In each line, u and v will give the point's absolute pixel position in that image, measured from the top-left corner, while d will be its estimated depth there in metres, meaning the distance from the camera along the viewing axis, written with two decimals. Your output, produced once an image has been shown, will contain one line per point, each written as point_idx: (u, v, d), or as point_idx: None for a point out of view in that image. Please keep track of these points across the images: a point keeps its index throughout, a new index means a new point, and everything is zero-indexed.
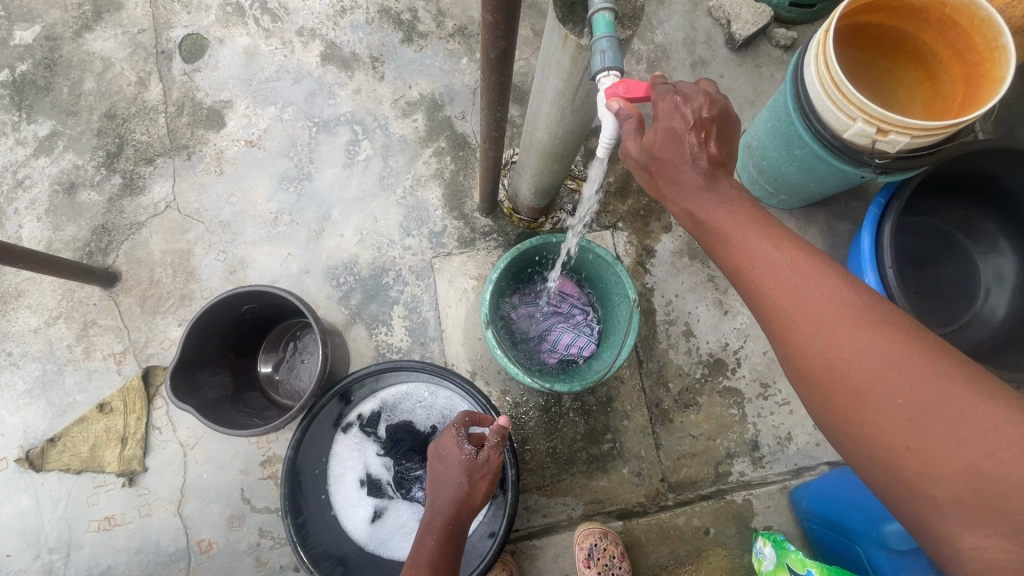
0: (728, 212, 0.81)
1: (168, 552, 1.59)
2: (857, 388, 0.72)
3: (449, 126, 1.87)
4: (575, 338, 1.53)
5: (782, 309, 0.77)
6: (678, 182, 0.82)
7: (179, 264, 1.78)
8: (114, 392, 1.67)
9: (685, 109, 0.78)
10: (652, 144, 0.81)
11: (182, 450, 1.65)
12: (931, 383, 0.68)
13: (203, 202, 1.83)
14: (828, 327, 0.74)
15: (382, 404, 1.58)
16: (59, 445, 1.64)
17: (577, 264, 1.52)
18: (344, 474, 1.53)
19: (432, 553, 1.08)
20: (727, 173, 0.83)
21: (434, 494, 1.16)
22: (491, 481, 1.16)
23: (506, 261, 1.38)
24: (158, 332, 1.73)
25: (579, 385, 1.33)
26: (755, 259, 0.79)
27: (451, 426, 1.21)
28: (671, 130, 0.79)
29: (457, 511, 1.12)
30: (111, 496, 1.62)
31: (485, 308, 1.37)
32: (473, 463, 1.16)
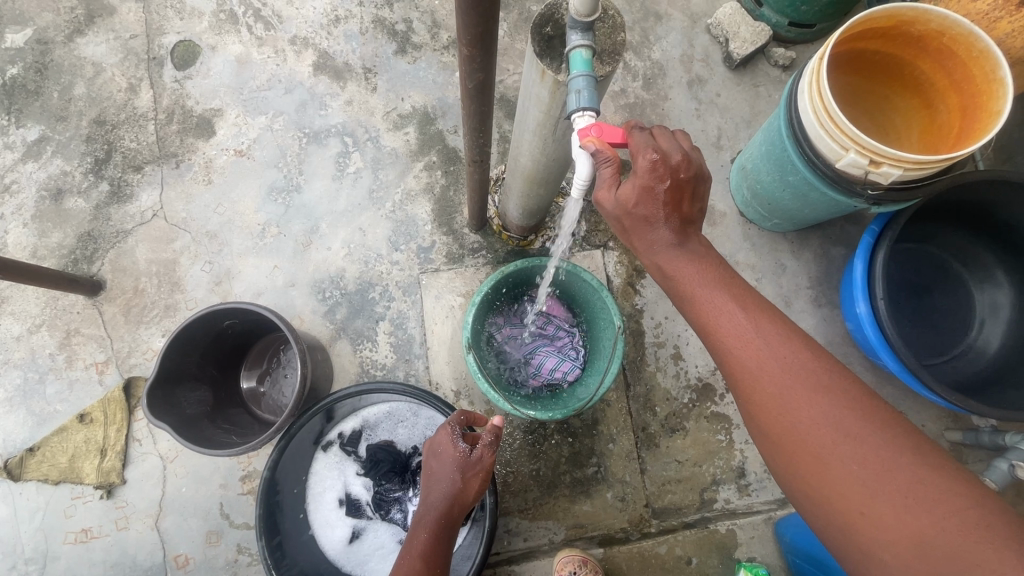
0: (696, 268, 0.85)
1: (144, 566, 1.57)
2: (814, 450, 0.74)
3: (441, 139, 1.85)
4: (559, 362, 1.50)
5: (745, 368, 0.80)
6: (651, 237, 0.87)
7: (166, 274, 1.77)
8: (95, 402, 1.66)
9: (662, 170, 0.82)
10: (628, 199, 0.84)
11: (162, 463, 1.64)
12: (880, 449, 0.71)
13: (191, 211, 1.82)
14: (789, 388, 0.77)
15: (364, 423, 1.56)
16: (37, 455, 1.62)
17: (564, 286, 1.50)
18: (323, 493, 1.51)
19: (424, 548, 1.06)
20: (696, 231, 0.89)
21: (428, 490, 1.14)
22: (484, 478, 1.14)
23: (490, 285, 1.36)
24: (142, 342, 1.72)
25: (561, 412, 1.30)
26: (721, 319, 0.83)
27: (446, 424, 1.17)
28: (648, 189, 0.83)
29: (450, 506, 1.10)
30: (88, 508, 1.60)
31: (467, 331, 1.35)
32: (467, 460, 1.13)
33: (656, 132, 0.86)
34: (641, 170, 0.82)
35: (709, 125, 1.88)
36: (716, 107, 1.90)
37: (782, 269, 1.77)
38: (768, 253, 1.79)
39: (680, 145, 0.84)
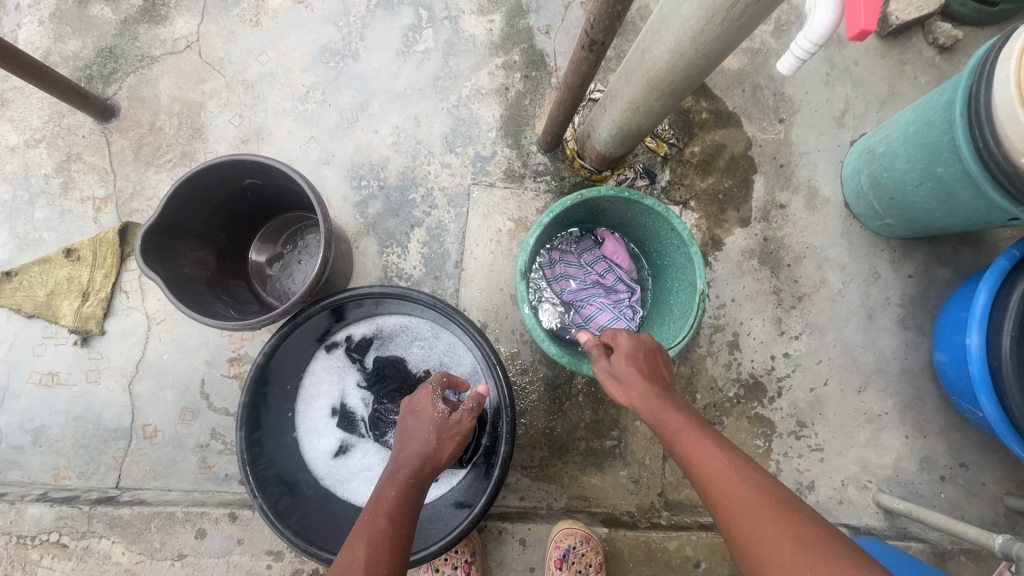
0: (656, 396, 0.89)
1: (109, 428, 1.43)
2: (785, 572, 0.68)
3: (528, 37, 1.59)
4: (613, 318, 1.30)
5: (712, 489, 0.77)
6: (621, 371, 0.94)
7: (188, 118, 1.55)
8: (86, 240, 1.48)
9: (648, 348, 0.99)
10: (613, 368, 0.96)
11: (147, 323, 1.47)
12: (844, 570, 0.65)
13: (230, 53, 1.58)
14: (741, 501, 0.74)
15: (378, 332, 1.38)
16: (13, 280, 1.46)
17: (641, 230, 1.28)
18: (317, 396, 1.35)
19: (392, 504, 0.90)
20: (660, 375, 0.94)
21: (398, 448, 1.01)
22: (458, 448, 1.02)
23: (561, 207, 1.15)
24: (148, 187, 1.52)
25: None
26: (694, 446, 0.81)
27: (428, 383, 1.08)
28: (624, 362, 0.95)
29: (423, 465, 0.96)
30: (60, 352, 1.45)
31: (523, 256, 1.15)
32: (445, 422, 1.02)
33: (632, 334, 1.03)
34: (626, 343, 0.98)
35: (836, 96, 1.61)
36: (850, 77, 1.62)
37: (874, 278, 1.55)
38: (864, 256, 1.56)
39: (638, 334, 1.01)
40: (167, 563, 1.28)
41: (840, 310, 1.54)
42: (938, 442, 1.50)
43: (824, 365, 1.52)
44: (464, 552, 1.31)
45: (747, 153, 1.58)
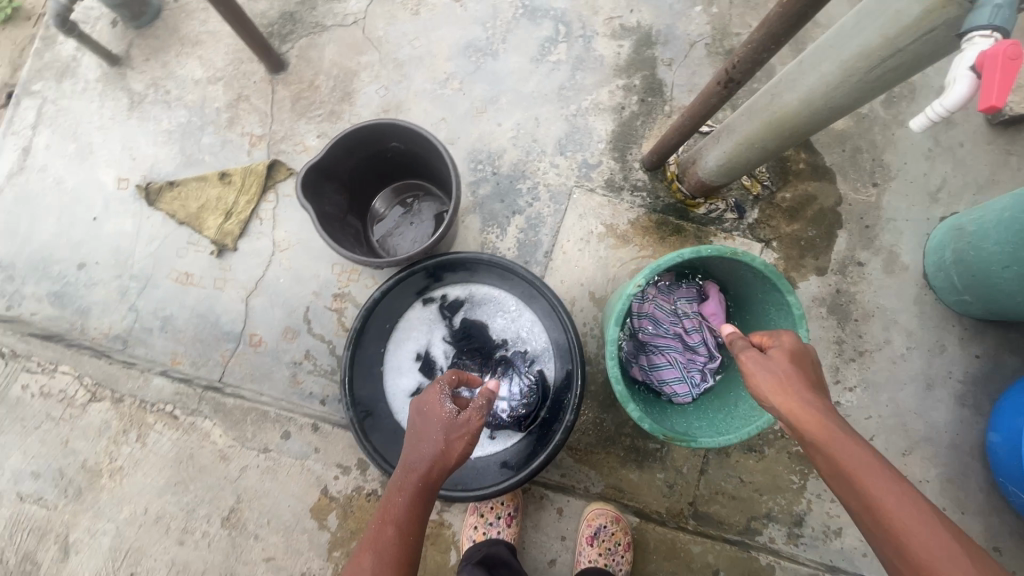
0: (800, 401, 0.86)
1: (222, 330, 1.64)
2: None
3: (651, 66, 1.74)
4: (676, 377, 1.41)
5: (870, 504, 0.76)
6: (759, 371, 0.92)
7: (342, 83, 1.76)
8: (239, 168, 1.72)
9: (808, 355, 0.94)
10: (773, 368, 0.91)
11: (272, 248, 1.68)
12: None
13: (388, 34, 1.79)
14: (904, 523, 0.73)
15: (470, 296, 1.54)
16: (175, 190, 1.72)
17: (748, 300, 1.38)
18: (406, 341, 1.52)
19: (399, 514, 0.96)
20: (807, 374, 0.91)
21: (409, 448, 1.04)
22: (468, 447, 1.03)
23: (703, 252, 1.21)
24: (297, 135, 1.73)
25: (650, 424, 1.18)
26: (859, 468, 0.78)
27: (435, 384, 1.08)
28: (758, 362, 0.93)
29: (428, 470, 0.98)
30: (198, 257, 1.69)
31: (631, 284, 1.26)
32: (452, 422, 1.03)
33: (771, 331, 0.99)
34: (780, 345, 0.94)
35: (934, 171, 1.68)
36: (952, 156, 1.68)
37: (940, 350, 1.60)
38: (933, 328, 1.61)
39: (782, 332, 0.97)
40: (253, 452, 1.47)
41: (899, 373, 1.59)
42: (974, 520, 1.52)
43: (873, 421, 1.57)
44: (507, 505, 1.45)
45: (837, 208, 1.66)
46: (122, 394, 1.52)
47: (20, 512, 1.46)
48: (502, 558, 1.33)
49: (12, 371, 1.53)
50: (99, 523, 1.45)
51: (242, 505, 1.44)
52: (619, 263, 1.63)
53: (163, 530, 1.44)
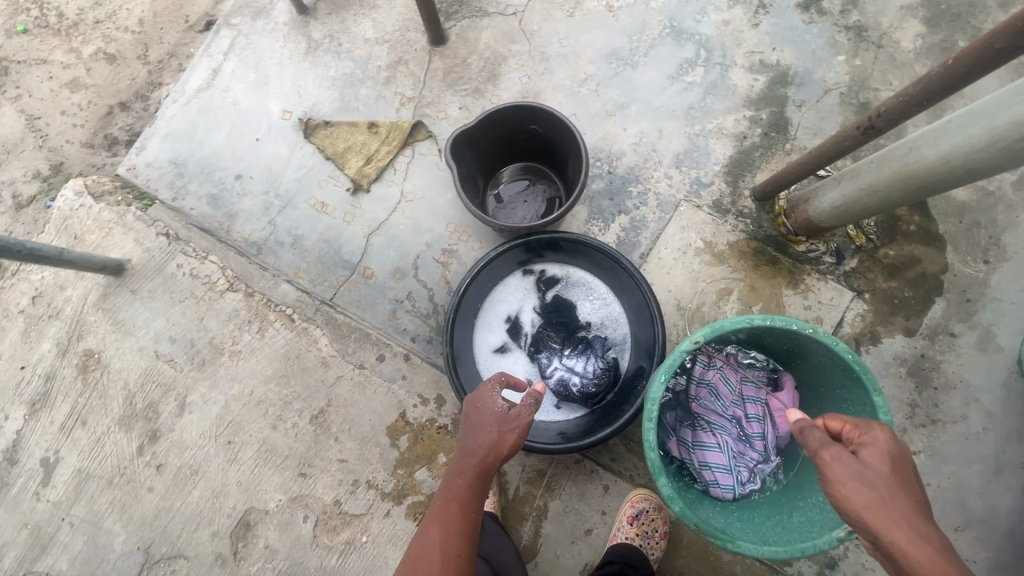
0: (891, 512, 0.80)
1: (342, 258, 1.85)
2: None
3: (782, 104, 1.81)
4: (721, 466, 1.38)
5: None
6: (846, 469, 0.86)
7: (491, 65, 1.93)
8: (386, 121, 1.92)
9: (904, 459, 0.88)
10: (864, 469, 0.86)
11: (399, 197, 1.88)
12: None
13: (542, 28, 1.94)
14: None
15: (566, 276, 1.68)
16: (329, 129, 1.94)
17: (826, 397, 1.36)
18: (500, 302, 1.67)
19: (460, 493, 1.10)
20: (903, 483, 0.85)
21: (464, 439, 1.17)
22: (520, 439, 1.17)
23: (785, 324, 1.23)
24: (442, 103, 1.92)
25: (679, 504, 1.16)
26: None
27: (487, 382, 1.22)
28: (844, 460, 0.87)
29: (485, 457, 1.12)
30: (334, 191, 1.90)
31: (709, 333, 1.24)
32: (504, 416, 1.17)
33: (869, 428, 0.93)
34: (875, 446, 0.89)
35: None
36: None
37: (1016, 437, 1.58)
38: (1014, 413, 1.60)
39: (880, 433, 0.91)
40: (350, 366, 1.67)
41: (968, 450, 1.58)
42: None
43: (931, 489, 1.57)
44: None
45: (939, 275, 1.67)
46: (254, 290, 1.75)
47: (153, 367, 1.72)
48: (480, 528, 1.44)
49: (173, 252, 1.78)
50: (211, 393, 1.68)
51: (331, 408, 1.65)
52: (710, 279, 1.72)
53: (262, 412, 1.66)
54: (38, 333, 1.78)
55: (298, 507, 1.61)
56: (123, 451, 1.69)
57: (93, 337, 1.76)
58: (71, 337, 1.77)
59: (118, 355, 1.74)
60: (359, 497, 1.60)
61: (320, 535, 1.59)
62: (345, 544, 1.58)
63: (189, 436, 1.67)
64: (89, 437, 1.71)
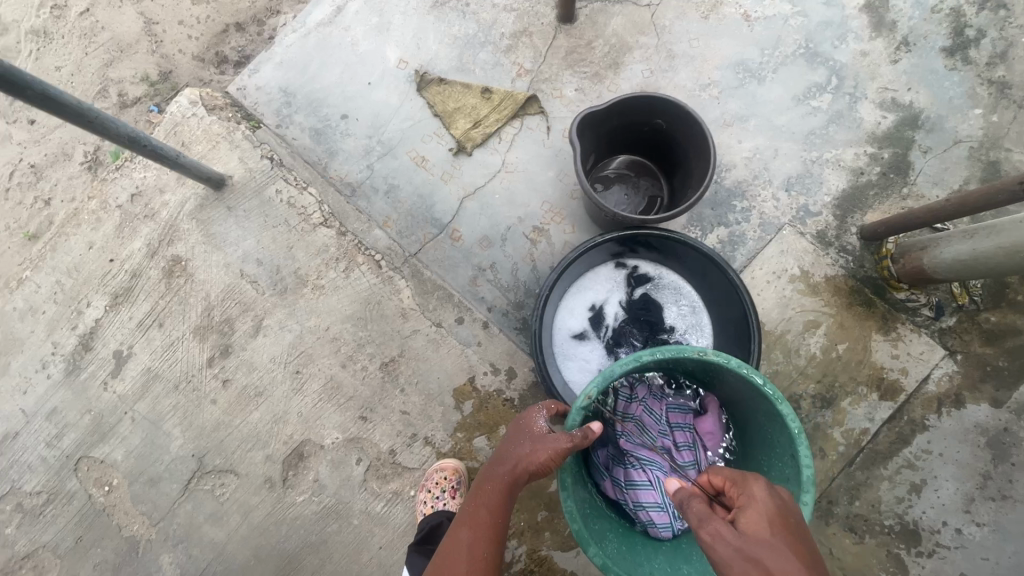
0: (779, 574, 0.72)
1: (432, 215, 1.85)
2: None
3: (907, 147, 1.75)
4: (655, 504, 1.33)
5: None
6: (722, 540, 0.79)
7: (615, 53, 1.90)
8: (501, 90, 1.91)
9: (785, 512, 0.82)
10: (746, 539, 0.78)
11: (499, 167, 1.87)
12: None
13: (674, 25, 1.89)
14: None
15: (658, 277, 1.67)
16: (443, 87, 1.94)
17: (743, 414, 1.34)
18: (587, 290, 1.66)
19: (490, 501, 1.10)
20: (783, 537, 0.78)
21: (502, 452, 1.16)
22: (554, 461, 1.09)
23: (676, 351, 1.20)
24: (559, 81, 1.90)
25: (614, 570, 1.11)
26: None
27: (535, 406, 1.20)
28: (720, 527, 0.80)
29: (512, 470, 1.11)
30: (437, 149, 1.90)
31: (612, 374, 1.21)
32: (541, 436, 1.13)
33: (753, 486, 0.88)
34: (757, 504, 0.83)
35: None
36: None
37: None
38: None
39: (763, 492, 0.86)
40: (428, 322, 1.69)
41: None
42: None
43: (987, 563, 1.54)
44: (450, 479, 1.56)
45: None
46: (347, 230, 1.77)
47: (235, 285, 1.74)
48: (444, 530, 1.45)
49: (275, 177, 1.80)
50: (288, 321, 1.71)
51: (403, 359, 1.67)
52: (800, 308, 1.69)
53: (334, 349, 1.68)
54: (131, 230, 1.82)
55: (353, 448, 1.63)
56: (194, 359, 1.73)
57: (183, 244, 1.79)
58: (162, 240, 1.80)
59: (204, 267, 1.77)
60: (415, 451, 1.62)
61: (370, 479, 1.62)
62: (393, 493, 1.61)
63: (259, 358, 1.70)
64: (163, 339, 1.75)
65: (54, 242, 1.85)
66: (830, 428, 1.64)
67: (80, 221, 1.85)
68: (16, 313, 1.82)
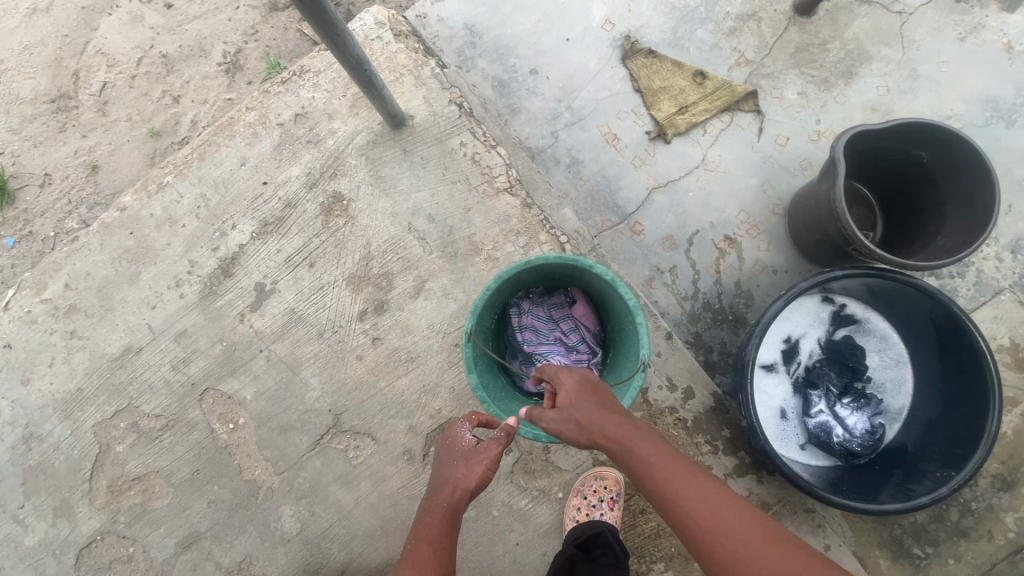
0: (588, 414, 0.99)
1: (616, 202, 1.69)
2: (709, 528, 0.82)
3: None
4: None
5: (640, 472, 0.91)
6: (547, 419, 1.04)
7: (851, 60, 1.69)
8: (717, 77, 1.71)
9: (586, 379, 1.07)
10: (560, 409, 1.03)
11: (698, 163, 1.69)
12: (731, 509, 0.83)
13: (924, 41, 1.68)
14: (666, 475, 0.89)
15: (863, 320, 1.56)
16: (650, 60, 1.74)
17: (591, 288, 1.35)
18: (789, 320, 1.54)
19: (430, 531, 0.98)
20: (581, 393, 1.04)
21: (433, 477, 1.07)
22: (491, 471, 1.03)
23: (510, 272, 1.19)
24: (782, 80, 1.70)
25: (540, 437, 1.11)
26: (633, 443, 0.94)
27: (455, 420, 1.11)
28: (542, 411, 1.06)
29: (451, 492, 1.01)
30: (632, 129, 1.71)
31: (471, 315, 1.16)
32: (472, 450, 1.05)
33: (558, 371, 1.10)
34: (567, 383, 1.06)
35: None
36: None
37: None
38: None
39: (567, 372, 1.08)
40: None
41: None
42: None
43: None
44: (611, 489, 1.50)
45: None
46: (533, 203, 1.60)
47: (401, 238, 1.59)
48: (607, 540, 1.37)
49: (462, 127, 1.62)
50: (453, 288, 1.57)
51: None
52: None
53: None
54: (291, 154, 1.65)
55: None
56: (342, 309, 1.59)
57: (348, 181, 1.62)
58: (324, 172, 1.63)
59: (368, 212, 1.61)
60: (569, 452, 1.54)
61: (517, 473, 1.53)
62: (540, 492, 1.53)
63: (416, 322, 1.57)
64: (312, 281, 1.61)
65: (203, 149, 1.67)
66: (1004, 512, 1.54)
67: (234, 132, 1.67)
68: (153, 221, 1.67)
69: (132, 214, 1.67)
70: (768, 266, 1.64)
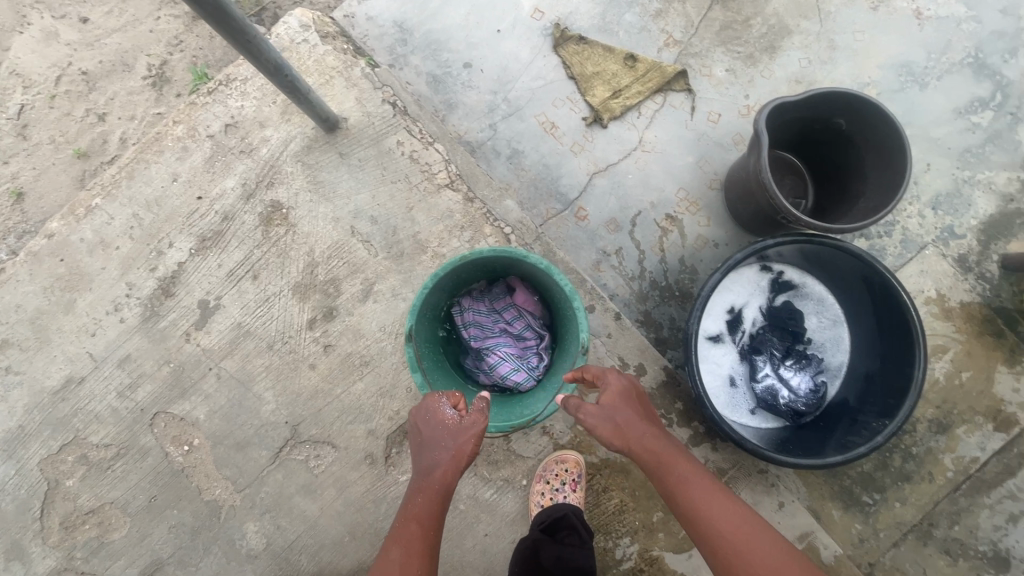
0: (633, 421, 1.06)
1: (558, 189, 1.70)
2: (738, 545, 0.94)
3: None
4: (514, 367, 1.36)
5: (678, 487, 1.01)
6: (591, 413, 1.07)
7: (773, 35, 1.74)
8: (647, 60, 1.74)
9: (631, 385, 1.13)
10: (603, 406, 1.08)
11: (636, 145, 1.72)
12: (761, 534, 0.95)
13: (839, 13, 1.74)
14: (704, 494, 0.99)
15: (800, 285, 1.61)
16: (581, 47, 1.75)
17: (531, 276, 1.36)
18: (731, 290, 1.58)
19: (422, 510, 1.01)
20: (625, 399, 1.09)
21: (417, 455, 1.07)
22: (477, 448, 1.05)
23: (444, 269, 1.19)
24: (709, 58, 1.74)
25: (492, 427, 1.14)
26: (675, 461, 1.03)
27: (432, 397, 1.10)
28: (586, 404, 1.08)
29: (438, 473, 1.02)
30: (569, 116, 1.73)
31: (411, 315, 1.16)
32: (455, 429, 1.05)
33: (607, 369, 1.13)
34: (615, 383, 1.10)
35: None
36: None
37: None
38: None
39: (614, 373, 1.13)
40: None
41: None
42: None
43: None
44: (572, 471, 1.52)
45: None
46: (475, 196, 1.60)
47: (345, 242, 1.58)
48: (571, 522, 1.40)
49: (397, 125, 1.61)
50: (402, 288, 1.56)
51: None
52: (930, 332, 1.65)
53: None
54: (224, 165, 1.61)
55: None
56: (291, 319, 1.57)
57: (285, 189, 1.59)
58: (260, 181, 1.60)
59: (309, 218, 1.58)
60: (530, 439, 1.56)
61: (481, 464, 1.55)
62: (504, 481, 1.55)
63: (367, 326, 1.56)
64: (257, 293, 1.58)
65: (131, 167, 1.62)
66: (941, 453, 1.62)
67: (162, 147, 1.62)
68: (84, 245, 1.61)
69: (61, 240, 1.61)
70: (709, 241, 1.69)
